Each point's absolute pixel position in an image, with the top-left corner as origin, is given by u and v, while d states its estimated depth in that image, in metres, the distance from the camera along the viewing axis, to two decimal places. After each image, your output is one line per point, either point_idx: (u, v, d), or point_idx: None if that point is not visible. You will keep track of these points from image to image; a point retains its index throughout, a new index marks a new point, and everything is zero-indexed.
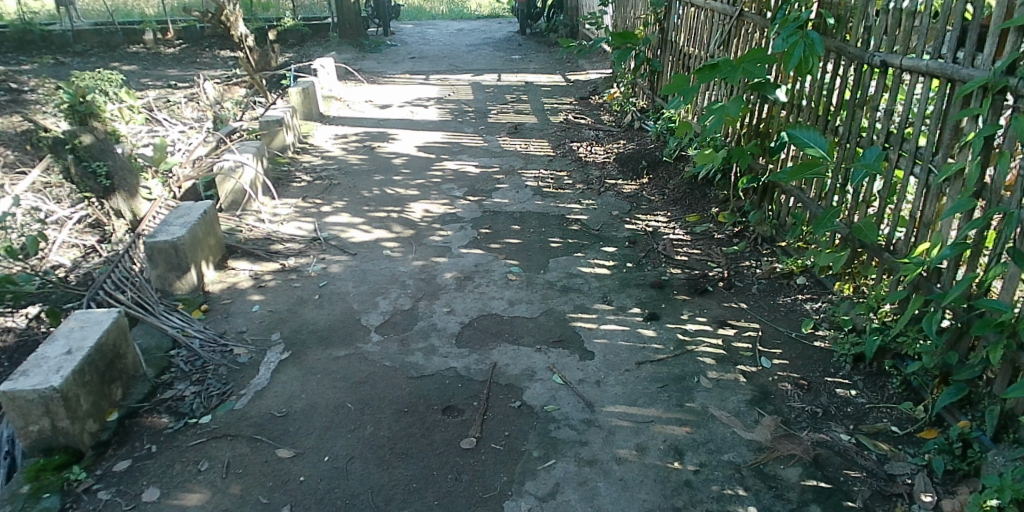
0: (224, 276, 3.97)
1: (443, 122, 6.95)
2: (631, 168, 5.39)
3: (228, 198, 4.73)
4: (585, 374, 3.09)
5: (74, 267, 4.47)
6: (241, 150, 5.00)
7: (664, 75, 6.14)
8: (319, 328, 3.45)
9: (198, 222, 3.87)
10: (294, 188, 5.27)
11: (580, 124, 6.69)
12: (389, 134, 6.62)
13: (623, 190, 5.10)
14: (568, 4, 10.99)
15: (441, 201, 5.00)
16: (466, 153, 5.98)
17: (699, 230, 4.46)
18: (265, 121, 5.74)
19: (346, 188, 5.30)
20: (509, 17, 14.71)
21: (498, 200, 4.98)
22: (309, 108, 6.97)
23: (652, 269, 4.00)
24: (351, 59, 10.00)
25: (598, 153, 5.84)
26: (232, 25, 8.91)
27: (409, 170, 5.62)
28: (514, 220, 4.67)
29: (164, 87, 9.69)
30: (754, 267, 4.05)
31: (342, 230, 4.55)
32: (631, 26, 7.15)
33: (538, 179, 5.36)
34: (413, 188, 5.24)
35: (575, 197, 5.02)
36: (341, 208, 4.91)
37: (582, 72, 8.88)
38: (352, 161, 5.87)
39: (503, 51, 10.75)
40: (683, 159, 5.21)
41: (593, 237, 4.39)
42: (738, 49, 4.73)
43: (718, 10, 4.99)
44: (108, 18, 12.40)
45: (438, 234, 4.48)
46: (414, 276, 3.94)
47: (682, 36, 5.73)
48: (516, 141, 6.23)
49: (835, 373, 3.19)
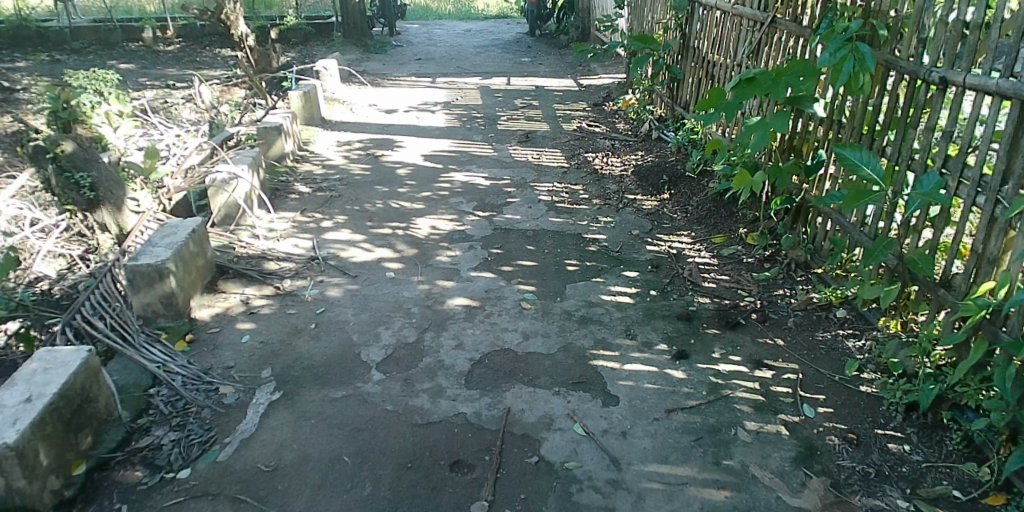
0: (212, 300, 3.65)
1: (450, 129, 6.64)
2: (650, 182, 5.07)
3: (221, 212, 4.44)
4: (609, 423, 2.77)
5: (60, 279, 4.18)
6: (236, 160, 4.69)
7: (685, 82, 5.82)
8: (315, 363, 3.14)
9: (185, 242, 3.55)
10: (293, 199, 4.96)
11: (594, 132, 6.38)
12: (393, 141, 6.31)
13: (643, 207, 4.77)
14: (579, 5, 10.66)
15: (449, 217, 4.68)
16: (475, 163, 5.66)
17: (726, 254, 4.14)
18: (264, 128, 5.43)
19: (348, 200, 4.99)
20: (517, 17, 14.39)
21: (510, 217, 4.66)
22: (310, 113, 6.67)
23: (678, 296, 3.67)
24: (355, 60, 9.69)
25: (615, 164, 5.52)
26: (232, 24, 8.65)
27: (415, 181, 5.31)
28: (527, 239, 4.35)
29: (162, 87, 9.40)
30: (788, 297, 3.72)
31: (342, 248, 4.23)
32: (648, 30, 6.83)
33: (551, 193, 5.04)
34: (419, 202, 4.92)
35: (592, 214, 4.70)
36: (342, 223, 4.59)
37: (595, 77, 8.55)
38: (355, 171, 5.56)
39: (512, 53, 10.43)
40: (708, 175, 4.87)
41: (612, 259, 4.07)
42: (769, 58, 4.41)
43: (746, 16, 4.68)
44: (107, 14, 12.12)
45: (446, 254, 4.16)
46: (419, 303, 3.62)
47: (706, 42, 5.42)
48: (528, 151, 5.91)
49: (885, 424, 2.86)
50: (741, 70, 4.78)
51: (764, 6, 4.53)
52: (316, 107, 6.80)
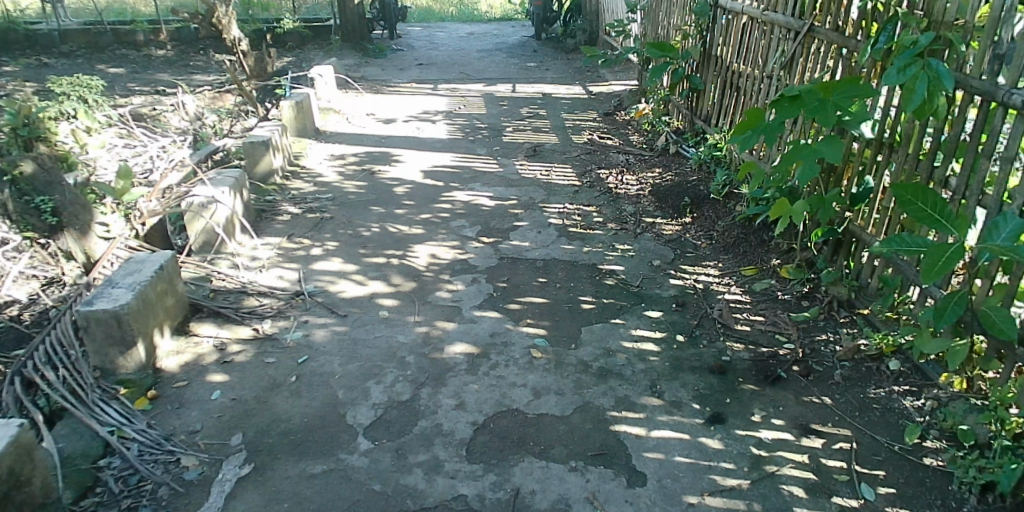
0: (182, 345, 3.24)
1: (453, 141, 6.22)
2: (672, 204, 4.64)
3: (198, 239, 4.02)
4: (636, 509, 2.34)
5: (31, 303, 3.85)
6: (217, 183, 4.27)
7: (705, 93, 5.41)
8: (293, 428, 2.72)
9: (150, 281, 3.12)
10: (280, 222, 4.54)
11: (606, 145, 5.96)
12: (392, 154, 5.89)
13: (663, 233, 4.35)
14: (587, 7, 10.26)
15: (450, 244, 4.25)
16: (479, 180, 5.24)
17: (758, 291, 3.73)
18: (250, 143, 5.03)
19: (340, 223, 4.56)
20: (522, 19, 13.98)
21: (517, 244, 4.24)
22: (303, 123, 6.27)
23: (708, 344, 3.25)
24: (354, 65, 9.29)
25: (631, 183, 5.09)
26: (225, 28, 8.25)
27: (412, 201, 4.89)
28: (537, 271, 3.92)
29: (153, 94, 9.01)
30: (832, 344, 3.31)
31: (331, 281, 3.81)
32: (663, 36, 6.42)
33: (562, 216, 4.61)
34: (417, 226, 4.50)
35: (607, 240, 4.27)
36: (332, 250, 4.17)
37: (605, 84, 8.14)
38: (348, 189, 5.14)
39: (518, 57, 10.02)
40: (734, 197, 4.43)
41: (632, 296, 3.64)
42: (806, 70, 4.01)
43: (779, 23, 4.27)
44: (98, 16, 11.75)
45: (447, 289, 3.73)
46: (415, 350, 3.19)
47: (729, 51, 5.00)
48: (536, 166, 5.49)
49: (958, 508, 2.42)
50: (772, 82, 4.37)
51: (799, 12, 4.12)
52: (310, 118, 6.39)
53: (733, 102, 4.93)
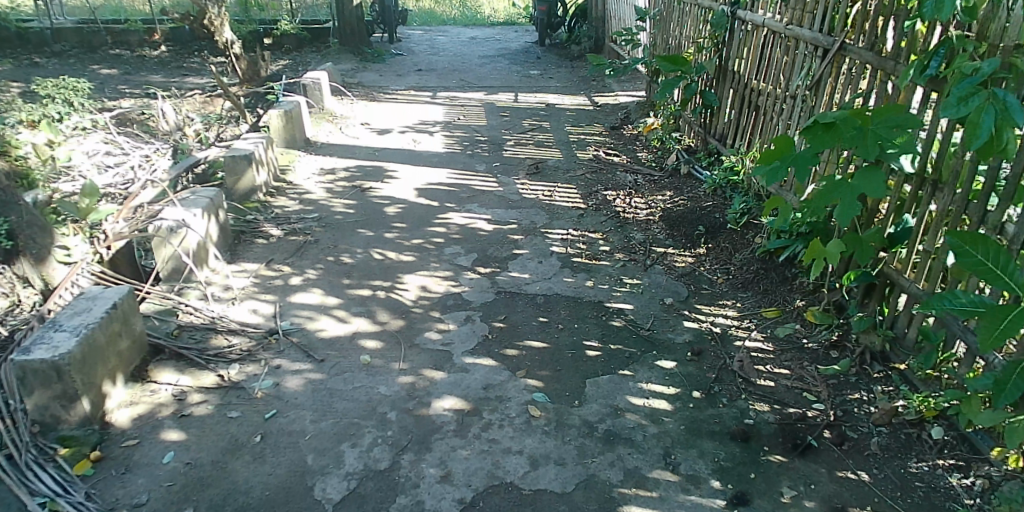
0: (137, 394, 2.88)
1: (450, 155, 5.87)
2: (684, 232, 4.28)
3: (167, 266, 3.68)
4: None
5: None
6: (189, 204, 3.90)
7: (719, 111, 5.05)
8: (253, 503, 2.36)
9: (99, 323, 2.75)
10: (260, 247, 4.19)
11: (613, 163, 5.60)
12: (385, 169, 5.54)
13: (675, 265, 4.00)
14: (593, 14, 9.92)
15: (442, 274, 3.89)
16: (477, 200, 4.89)
17: (782, 338, 3.38)
18: (231, 157, 4.72)
19: (324, 248, 4.21)
20: (526, 24, 13.64)
21: (516, 275, 3.88)
22: (292, 134, 5.93)
23: (728, 403, 2.91)
24: (351, 70, 8.94)
25: (640, 206, 4.74)
26: (216, 30, 7.96)
27: (404, 223, 4.54)
28: (537, 308, 3.56)
29: (142, 97, 8.67)
30: (866, 405, 2.96)
31: (310, 318, 3.45)
32: (674, 48, 6.07)
33: (565, 243, 4.25)
34: (408, 253, 4.14)
35: (614, 273, 3.91)
36: (313, 280, 3.81)
37: (611, 94, 7.79)
38: (336, 209, 4.79)
39: (521, 64, 9.68)
40: (753, 227, 4.07)
41: (642, 342, 3.29)
42: (834, 92, 3.65)
43: (805, 38, 3.90)
44: (91, 14, 11.41)
45: (436, 328, 3.37)
46: (398, 404, 2.83)
47: (746, 66, 4.63)
48: (538, 186, 5.14)
49: None
50: (796, 103, 4.01)
51: (828, 28, 3.76)
52: (300, 128, 6.06)
53: (751, 122, 4.57)
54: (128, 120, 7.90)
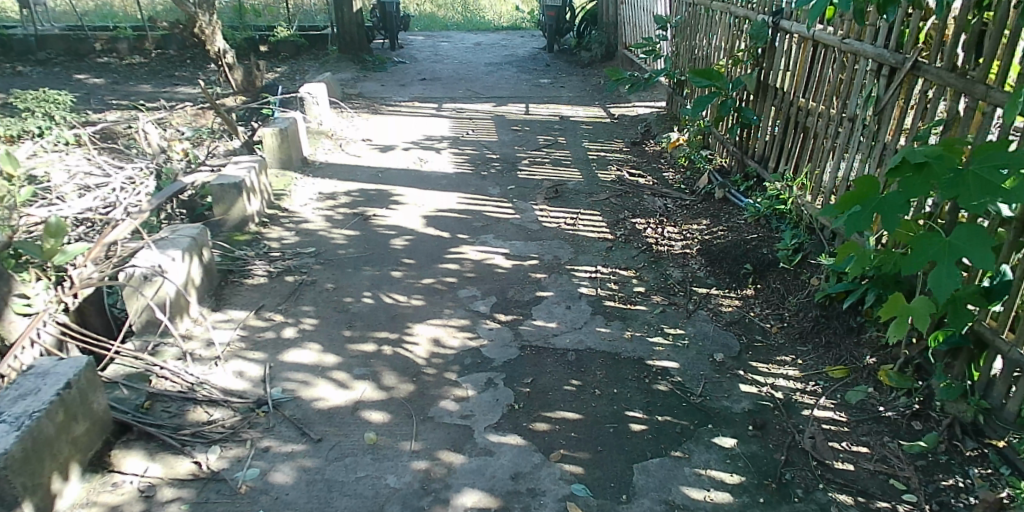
0: (93, 490, 2.43)
1: (460, 176, 5.40)
2: (728, 269, 3.81)
3: (141, 317, 3.20)
4: None
5: None
6: (165, 245, 3.39)
7: (758, 130, 4.56)
8: None
9: (45, 412, 2.31)
10: (249, 290, 3.72)
11: (639, 184, 5.12)
12: (389, 193, 5.07)
13: (721, 310, 3.52)
14: (604, 19, 9.45)
15: (457, 322, 3.42)
16: (492, 230, 4.41)
17: (855, 405, 2.89)
18: (219, 185, 4.26)
19: (322, 290, 3.73)
20: (532, 29, 13.20)
21: (541, 324, 3.40)
22: (289, 154, 5.46)
23: (805, 496, 2.43)
24: (351, 80, 8.46)
25: (674, 237, 4.27)
26: (208, 39, 7.61)
27: (412, 258, 4.07)
28: (568, 368, 3.08)
29: (130, 109, 8.20)
30: (965, 495, 2.46)
31: (305, 382, 2.98)
32: (702, 58, 5.59)
33: (594, 283, 3.78)
34: (417, 296, 3.66)
35: (653, 320, 3.44)
36: (309, 332, 3.33)
37: (628, 106, 7.32)
38: (335, 241, 4.31)
39: (529, 72, 9.21)
40: (809, 267, 3.59)
41: (694, 412, 2.81)
42: (904, 117, 3.16)
43: (867, 54, 3.41)
44: (79, 20, 10.94)
45: (452, 395, 2.89)
46: (410, 502, 2.35)
47: (791, 82, 4.14)
48: (559, 212, 4.66)
49: None
50: (855, 127, 3.54)
51: (895, 43, 3.26)
52: (297, 147, 5.59)
53: (798, 145, 4.09)
54: (114, 135, 7.42)
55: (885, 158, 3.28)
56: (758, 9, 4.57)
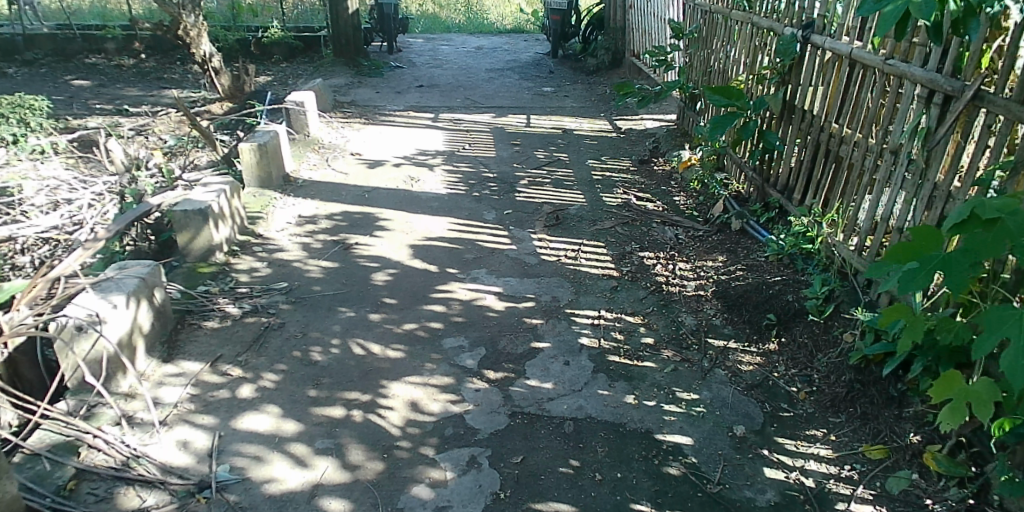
0: None
1: (453, 198, 4.98)
2: (747, 318, 3.39)
3: (79, 375, 2.80)
4: None
5: None
6: (108, 290, 2.98)
7: (781, 155, 4.13)
8: None
9: None
10: (208, 335, 3.31)
11: (647, 210, 4.70)
12: (374, 217, 4.65)
13: (741, 370, 3.11)
14: (611, 24, 9.02)
15: (439, 380, 2.99)
16: (484, 264, 3.99)
17: (898, 498, 2.48)
18: (182, 212, 3.86)
19: (290, 336, 3.30)
20: (536, 32, 12.76)
21: (535, 384, 2.98)
22: (268, 171, 5.06)
23: None
24: (344, 86, 8.05)
25: (686, 275, 3.84)
26: (193, 42, 7.25)
27: (394, 297, 3.65)
28: (565, 443, 2.65)
29: (112, 115, 7.80)
30: None
31: (258, 458, 2.56)
32: (718, 71, 5.16)
33: (596, 331, 3.35)
34: (396, 345, 3.24)
35: (663, 381, 3.02)
36: (270, 392, 2.91)
37: (635, 118, 6.89)
38: (311, 274, 3.90)
39: (532, 79, 8.79)
40: (841, 320, 3.17)
41: (711, 506, 2.39)
42: (961, 154, 2.73)
43: (916, 78, 2.97)
44: (68, 19, 10.53)
45: (428, 479, 2.47)
46: None
47: (822, 104, 3.70)
48: (559, 243, 4.24)
49: None
50: (899, 161, 3.11)
51: (951, 66, 2.83)
52: (278, 164, 5.18)
53: (829, 176, 3.66)
54: (93, 143, 7.03)
55: (934, 201, 2.86)
56: (786, 21, 4.13)
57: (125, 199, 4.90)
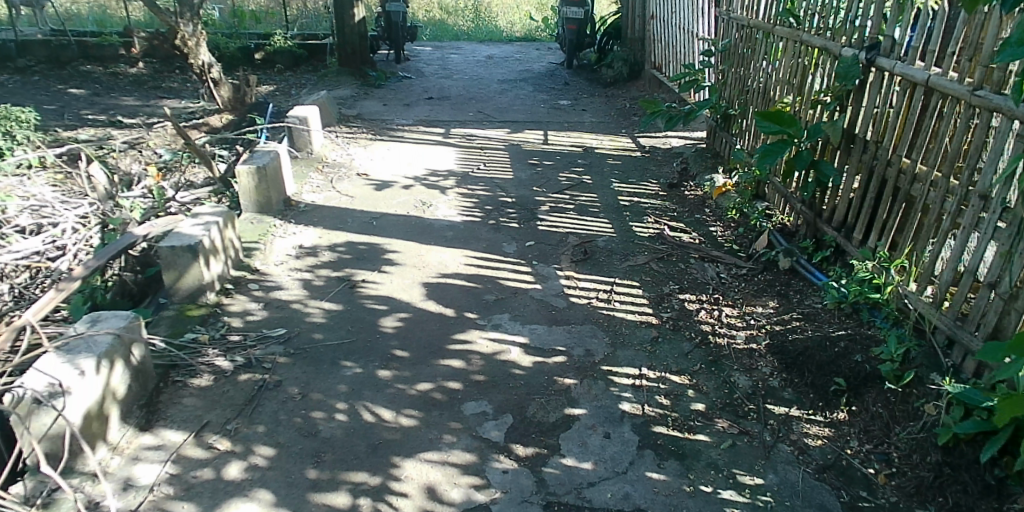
0: None
1: (468, 226, 4.57)
2: (810, 381, 2.96)
3: (43, 455, 2.40)
4: None
5: None
6: (74, 351, 2.57)
7: (838, 187, 3.70)
8: None
9: None
10: (194, 397, 2.89)
11: (683, 242, 4.27)
12: (383, 249, 4.23)
13: (810, 446, 2.68)
14: (630, 34, 8.61)
15: (461, 458, 2.57)
16: (507, 307, 3.57)
17: None
18: (170, 248, 3.46)
19: (287, 398, 2.88)
20: (547, 40, 12.34)
21: (572, 464, 2.55)
22: (267, 196, 4.65)
23: None
24: (350, 98, 7.65)
25: (734, 323, 3.41)
26: (191, 52, 6.85)
27: (406, 348, 3.23)
28: None
29: (106, 127, 7.41)
30: None
31: None
32: (760, 90, 4.74)
33: (638, 394, 2.92)
34: (409, 410, 2.81)
35: (721, 460, 2.59)
36: (262, 472, 2.49)
37: (660, 136, 6.47)
38: (313, 318, 3.48)
39: (546, 91, 8.39)
40: (922, 388, 2.72)
41: None
42: None
43: (1012, 113, 2.55)
44: (62, 25, 10.13)
45: None
46: None
47: (890, 134, 3.28)
48: (588, 282, 3.82)
49: None
50: (989, 207, 2.68)
51: None
52: (278, 186, 4.77)
53: (898, 216, 3.23)
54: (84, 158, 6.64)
55: None
56: (842, 40, 3.73)
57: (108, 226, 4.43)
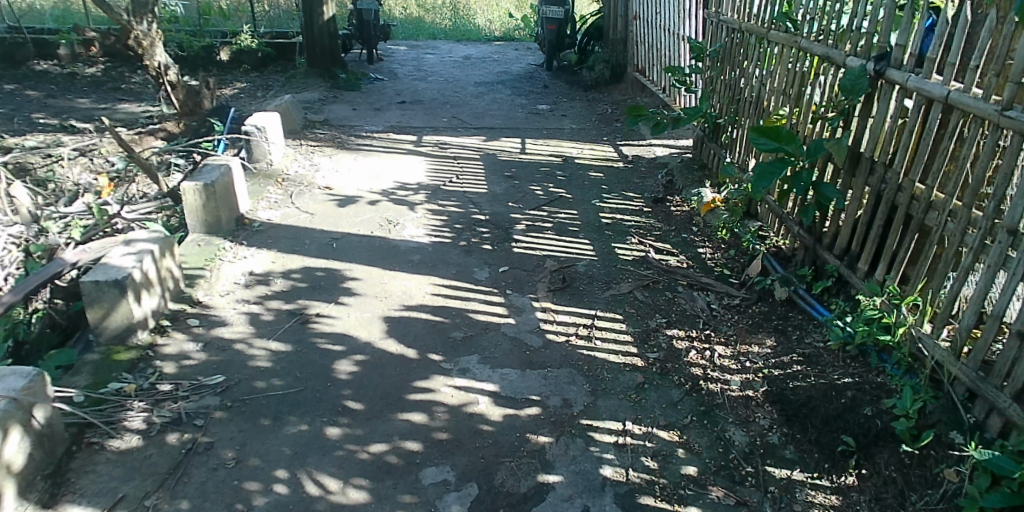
0: None
1: (437, 248, 4.19)
2: (814, 438, 2.63)
3: None
4: None
5: None
6: None
7: (841, 211, 3.38)
8: None
9: None
10: (111, 463, 2.50)
11: (670, 267, 3.92)
12: (341, 277, 3.84)
13: None
14: (612, 36, 8.26)
15: None
16: (476, 347, 3.21)
17: None
18: (93, 284, 3.04)
19: (218, 465, 2.50)
20: (527, 40, 11.96)
21: None
22: (216, 215, 4.23)
23: None
24: (317, 102, 7.23)
25: (727, 365, 3.08)
26: (145, 53, 6.39)
27: (359, 399, 2.85)
28: None
29: (56, 132, 6.93)
30: None
31: None
32: (753, 99, 4.40)
33: (622, 456, 2.57)
34: (358, 480, 2.44)
35: None
36: None
37: (643, 145, 6.14)
38: (257, 361, 3.09)
39: (525, 94, 8.02)
40: (942, 451, 2.40)
41: None
42: None
43: None
44: (16, 21, 9.59)
45: None
46: None
47: (902, 154, 2.96)
48: (566, 316, 3.46)
49: None
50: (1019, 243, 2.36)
51: None
52: (229, 204, 4.36)
53: (910, 247, 2.91)
54: None
55: None
56: (847, 47, 3.40)
57: (32, 254, 4.03)
